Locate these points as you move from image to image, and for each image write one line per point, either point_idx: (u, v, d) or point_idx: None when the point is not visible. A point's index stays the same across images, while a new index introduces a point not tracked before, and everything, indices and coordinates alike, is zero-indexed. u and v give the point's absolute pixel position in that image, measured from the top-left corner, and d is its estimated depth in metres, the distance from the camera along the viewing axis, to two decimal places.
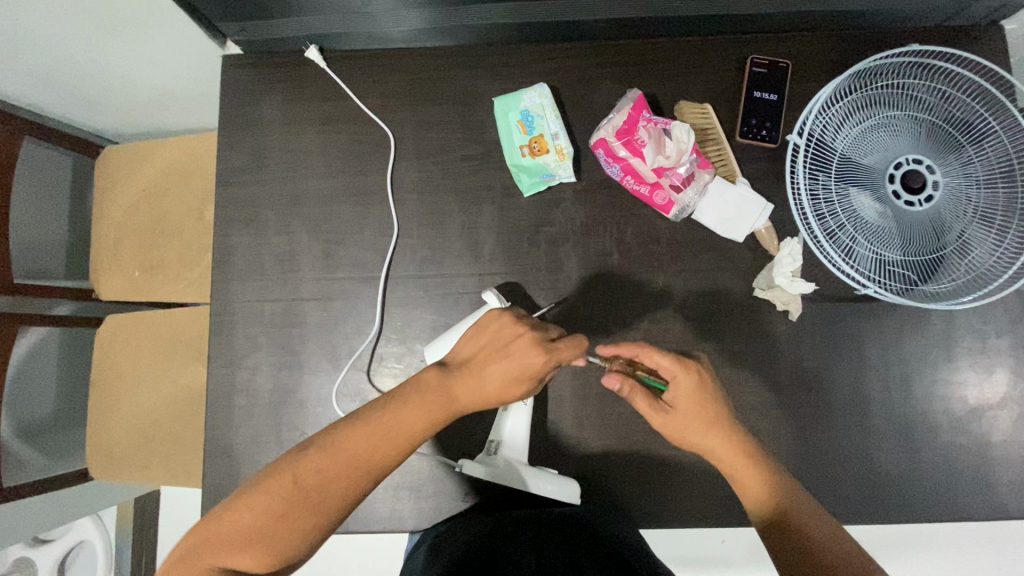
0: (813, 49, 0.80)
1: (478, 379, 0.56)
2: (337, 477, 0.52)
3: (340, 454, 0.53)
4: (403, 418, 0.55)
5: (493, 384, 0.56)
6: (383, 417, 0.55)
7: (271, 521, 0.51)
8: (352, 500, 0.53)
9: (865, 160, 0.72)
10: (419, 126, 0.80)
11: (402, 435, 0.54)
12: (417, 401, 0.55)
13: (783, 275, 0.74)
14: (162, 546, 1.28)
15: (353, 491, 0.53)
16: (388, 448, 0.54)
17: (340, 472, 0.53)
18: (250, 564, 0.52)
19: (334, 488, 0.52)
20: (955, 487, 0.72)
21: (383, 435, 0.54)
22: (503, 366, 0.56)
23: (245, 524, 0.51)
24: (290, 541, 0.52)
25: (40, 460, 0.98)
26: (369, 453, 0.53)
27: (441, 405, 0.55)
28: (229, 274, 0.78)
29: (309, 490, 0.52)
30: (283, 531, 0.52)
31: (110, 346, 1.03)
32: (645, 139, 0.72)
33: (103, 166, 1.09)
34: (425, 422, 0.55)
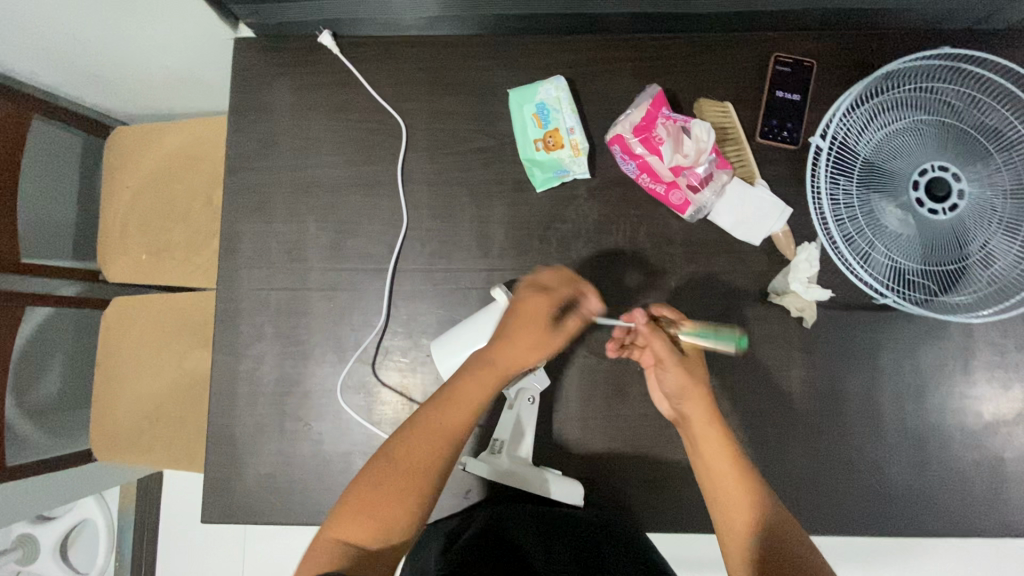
0: (839, 49, 0.77)
1: (516, 341, 0.60)
2: (435, 440, 0.56)
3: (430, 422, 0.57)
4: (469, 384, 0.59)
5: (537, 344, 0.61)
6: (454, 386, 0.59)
7: (385, 492, 0.53)
8: (449, 461, 0.57)
9: (889, 166, 0.70)
10: (431, 116, 0.78)
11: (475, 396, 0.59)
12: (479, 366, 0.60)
13: (800, 281, 0.71)
14: (162, 527, 1.28)
15: (448, 452, 0.57)
16: (464, 408, 0.58)
17: (432, 435, 0.56)
18: (367, 537, 0.52)
19: (433, 450, 0.56)
20: (968, 502, 0.71)
21: (460, 403, 0.58)
22: (532, 324, 0.61)
23: (364, 501, 0.53)
24: (405, 509, 0.53)
25: (44, 439, 0.99)
26: (455, 416, 0.57)
27: (489, 366, 0.60)
28: (235, 261, 0.77)
29: (413, 455, 0.55)
30: (400, 498, 0.53)
31: (116, 328, 1.03)
32: (663, 137, 0.70)
33: (113, 147, 1.08)
34: (490, 387, 0.60)
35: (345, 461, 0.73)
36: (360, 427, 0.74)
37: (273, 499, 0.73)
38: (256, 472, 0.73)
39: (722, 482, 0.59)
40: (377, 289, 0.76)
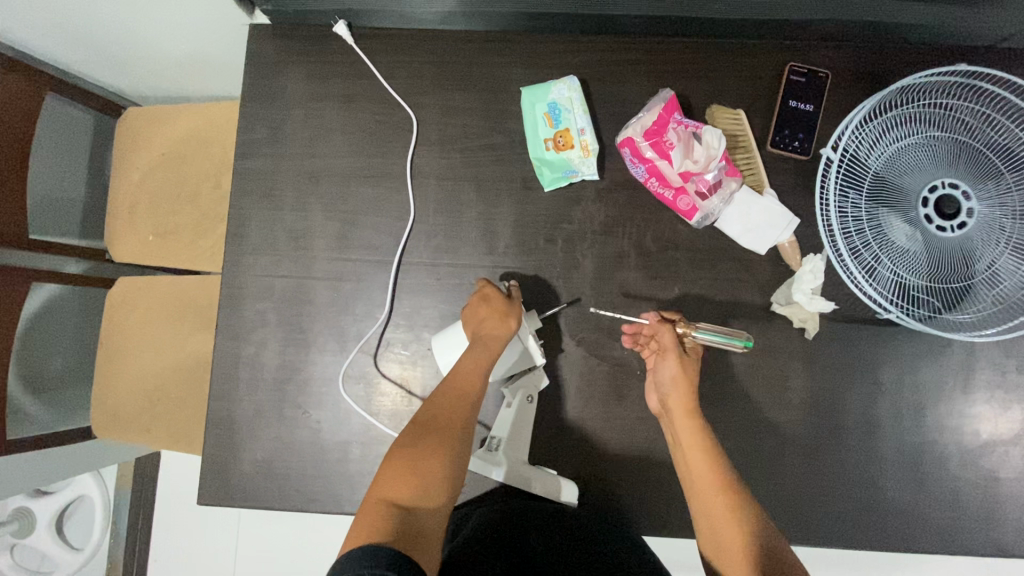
0: (855, 61, 0.77)
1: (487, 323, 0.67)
2: (452, 403, 0.62)
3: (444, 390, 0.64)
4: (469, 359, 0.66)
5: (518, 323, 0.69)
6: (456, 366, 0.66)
7: (418, 451, 0.57)
8: (469, 420, 0.62)
9: (900, 180, 0.70)
10: (443, 111, 0.78)
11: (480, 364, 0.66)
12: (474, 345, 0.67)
13: (803, 293, 0.72)
14: (158, 507, 1.29)
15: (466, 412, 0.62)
16: (469, 380, 0.64)
17: (450, 400, 0.62)
18: (411, 499, 0.54)
19: (452, 412, 0.62)
20: (963, 520, 0.71)
21: (462, 374, 0.64)
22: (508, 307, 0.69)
23: (400, 466, 0.56)
24: (440, 464, 0.57)
25: (46, 414, 1.00)
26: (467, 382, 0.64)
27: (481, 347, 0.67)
28: (241, 247, 0.78)
29: (435, 418, 0.61)
30: (432, 454, 0.57)
31: (120, 308, 1.04)
32: (674, 142, 0.70)
33: (124, 127, 1.08)
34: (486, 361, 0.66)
35: (343, 450, 0.74)
36: (359, 418, 0.74)
37: (270, 484, 0.73)
38: (254, 457, 0.74)
39: (711, 495, 0.59)
40: (381, 280, 0.77)
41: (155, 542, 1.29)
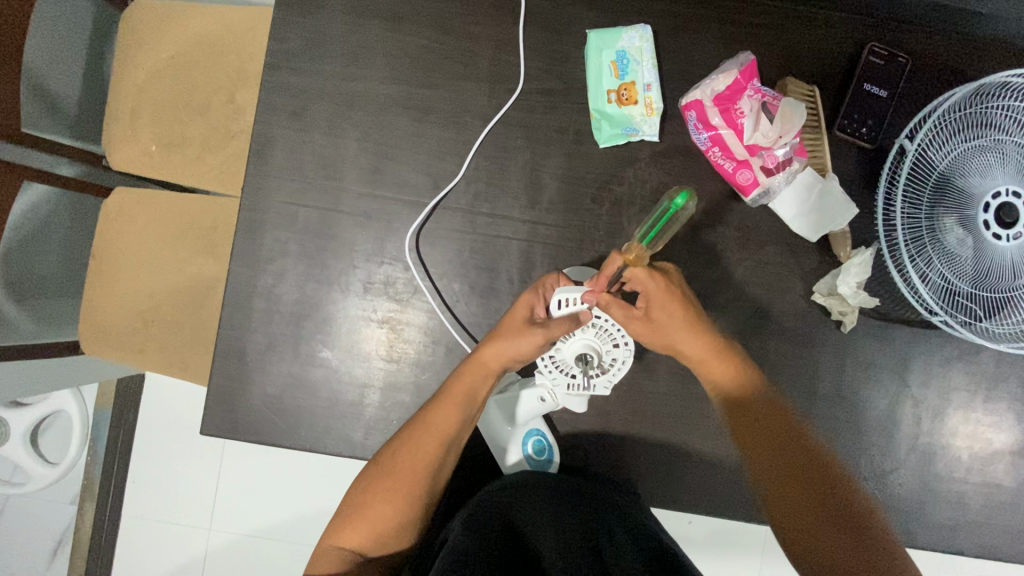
0: (938, 49, 0.72)
1: (504, 347, 0.62)
2: (420, 446, 0.60)
3: (415, 426, 0.61)
4: (453, 390, 0.62)
5: (525, 353, 0.62)
6: (439, 394, 0.63)
7: (374, 493, 0.60)
8: (437, 466, 0.61)
9: (966, 181, 0.66)
10: (498, 46, 0.72)
11: (461, 399, 0.62)
12: (464, 371, 0.63)
13: (848, 284, 0.69)
14: (139, 430, 1.25)
15: (434, 457, 0.61)
16: (452, 415, 0.61)
17: (417, 445, 0.61)
18: (360, 541, 0.59)
19: (419, 458, 0.60)
20: (966, 524, 0.72)
21: (439, 411, 0.61)
22: (514, 334, 0.62)
23: (358, 510, 0.60)
24: (394, 515, 0.60)
25: (30, 325, 0.93)
26: (442, 422, 0.61)
27: (479, 375, 0.63)
28: (265, 168, 0.72)
29: (398, 464, 0.60)
30: (386, 505, 0.59)
31: (117, 221, 0.97)
32: (746, 111, 0.66)
33: (131, 23, 0.98)
34: (474, 391, 0.62)
35: (358, 395, 0.70)
36: (377, 363, 0.71)
37: (276, 422, 0.70)
38: (264, 392, 0.70)
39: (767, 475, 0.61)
40: (411, 224, 0.72)
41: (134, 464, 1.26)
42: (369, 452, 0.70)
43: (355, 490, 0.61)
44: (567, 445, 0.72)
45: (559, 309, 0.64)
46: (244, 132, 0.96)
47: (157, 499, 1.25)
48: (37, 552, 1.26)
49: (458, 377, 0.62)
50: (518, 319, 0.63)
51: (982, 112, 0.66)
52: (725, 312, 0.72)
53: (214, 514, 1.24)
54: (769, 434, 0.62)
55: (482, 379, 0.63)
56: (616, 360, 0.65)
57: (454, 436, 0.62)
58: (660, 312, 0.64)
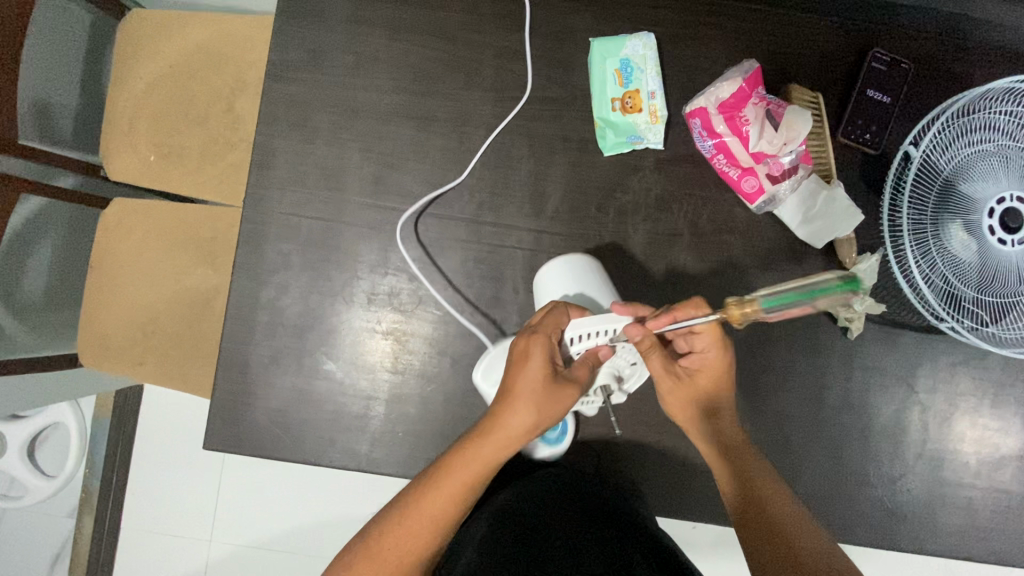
0: (939, 55, 0.72)
1: (514, 419, 0.57)
2: (410, 530, 0.56)
3: (409, 505, 0.57)
4: (455, 470, 0.57)
5: (534, 424, 0.57)
6: (436, 471, 0.58)
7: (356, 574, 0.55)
8: (429, 549, 0.57)
9: (970, 186, 0.66)
10: (501, 55, 0.72)
11: (463, 483, 0.57)
12: (472, 452, 0.57)
13: (854, 292, 0.67)
14: (138, 442, 1.24)
15: (427, 545, 0.57)
16: (452, 498, 0.57)
17: (409, 527, 0.56)
18: None
19: (409, 543, 0.56)
20: (976, 530, 0.71)
21: (437, 489, 0.56)
22: (523, 406, 0.56)
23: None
24: None
25: (29, 338, 0.93)
26: (437, 505, 0.57)
27: (485, 458, 0.57)
28: (267, 179, 0.71)
29: (385, 544, 0.56)
30: None
31: (114, 232, 0.96)
32: (751, 119, 0.65)
33: (129, 33, 0.98)
34: (479, 473, 0.57)
35: (363, 408, 0.70)
36: (383, 375, 0.70)
37: (281, 435, 0.69)
38: (267, 406, 0.69)
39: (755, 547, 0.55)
40: (413, 207, 0.71)
41: (133, 477, 1.24)
42: (374, 465, 0.69)
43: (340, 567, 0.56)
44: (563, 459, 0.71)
45: (575, 346, 0.60)
46: (244, 141, 0.96)
47: (157, 512, 1.24)
48: (35, 567, 1.24)
49: (460, 457, 0.57)
50: (531, 386, 0.57)
51: (987, 117, 0.66)
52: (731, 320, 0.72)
53: (214, 526, 1.23)
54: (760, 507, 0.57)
55: (491, 462, 0.57)
56: (633, 374, 0.65)
57: (452, 518, 0.57)
58: (703, 378, 0.64)
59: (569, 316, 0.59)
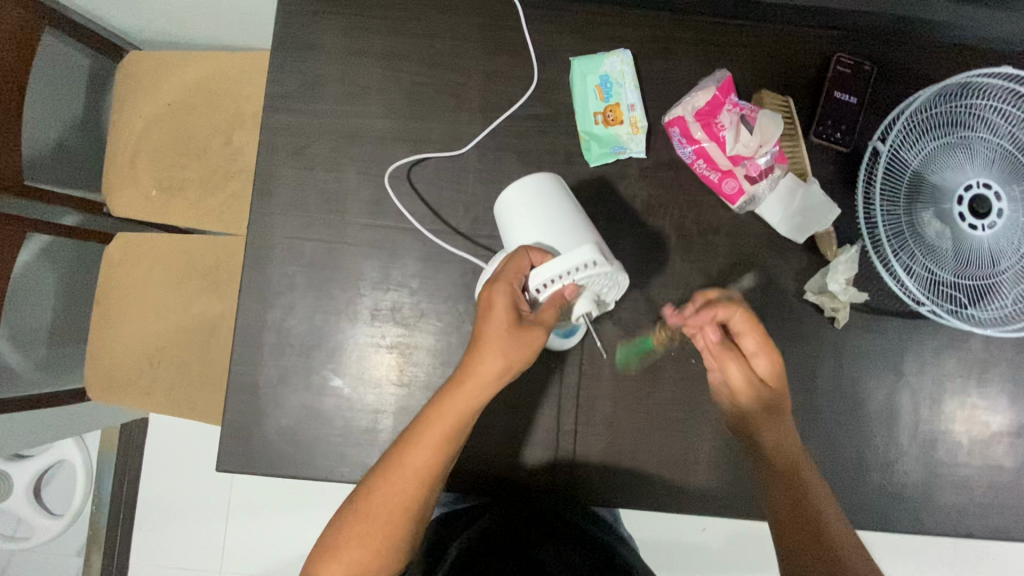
0: (898, 56, 0.77)
1: (484, 365, 0.59)
2: (398, 485, 0.60)
3: (396, 463, 0.60)
4: (436, 422, 0.60)
5: (503, 369, 0.60)
6: (419, 426, 0.61)
7: (358, 530, 0.59)
8: (417, 502, 0.60)
9: (938, 177, 0.70)
10: (487, 77, 0.76)
11: (443, 434, 0.60)
12: (449, 401, 0.60)
13: (837, 282, 0.71)
14: (145, 474, 1.25)
15: (415, 496, 0.60)
16: (433, 449, 0.60)
17: (396, 481, 0.60)
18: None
19: (396, 497, 0.60)
20: (973, 507, 0.73)
21: (419, 442, 0.60)
22: (491, 350, 0.59)
23: (332, 549, 0.60)
24: (370, 558, 0.59)
25: (36, 374, 0.94)
26: (421, 460, 0.60)
27: (462, 406, 0.60)
28: (270, 206, 0.74)
29: (375, 501, 0.60)
30: (358, 547, 0.59)
31: (118, 266, 0.99)
32: (726, 124, 0.69)
33: (127, 74, 1.01)
34: (458, 422, 0.60)
35: (371, 421, 0.72)
36: (389, 388, 0.72)
37: (292, 452, 0.71)
38: (278, 424, 0.71)
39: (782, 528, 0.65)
40: (433, 200, 0.75)
41: (141, 510, 1.24)
42: None
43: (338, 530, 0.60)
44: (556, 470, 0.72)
45: (541, 291, 0.60)
46: (243, 172, 0.99)
47: (167, 544, 1.23)
48: None
49: (439, 410, 0.60)
50: (497, 333, 0.59)
51: (949, 111, 0.70)
52: None
53: (226, 555, 1.22)
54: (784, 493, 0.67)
55: (466, 408, 0.60)
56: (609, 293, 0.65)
57: (436, 469, 0.60)
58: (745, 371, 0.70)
59: (531, 263, 0.60)
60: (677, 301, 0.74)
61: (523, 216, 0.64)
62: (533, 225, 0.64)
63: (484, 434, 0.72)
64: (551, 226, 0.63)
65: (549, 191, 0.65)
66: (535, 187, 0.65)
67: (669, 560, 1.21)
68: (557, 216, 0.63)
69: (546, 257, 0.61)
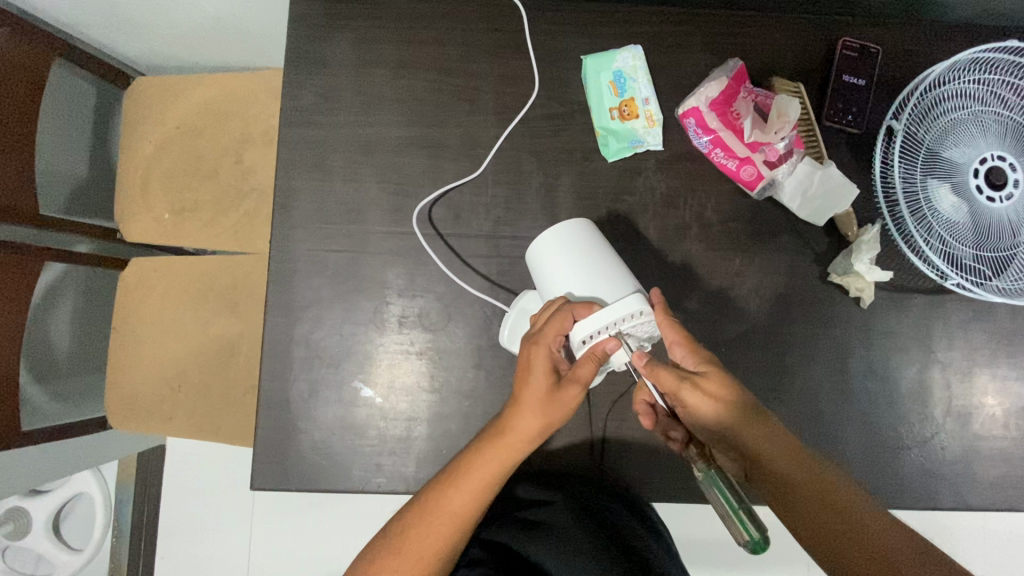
0: (903, 38, 0.78)
1: (524, 416, 0.60)
2: (434, 527, 0.59)
3: (434, 503, 0.59)
4: (477, 469, 0.59)
5: (539, 428, 0.60)
6: (460, 472, 0.60)
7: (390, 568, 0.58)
8: (453, 547, 0.59)
9: (954, 152, 0.70)
10: (500, 80, 0.76)
11: (485, 482, 0.59)
12: (492, 454, 0.59)
13: (862, 262, 0.71)
14: (166, 502, 1.23)
15: (448, 544, 0.59)
16: (472, 497, 0.59)
17: (432, 522, 0.59)
18: None
19: (431, 541, 0.59)
20: (1012, 480, 0.73)
21: (455, 491, 0.59)
22: (531, 409, 0.60)
23: None
24: None
25: (55, 406, 0.93)
26: (459, 504, 0.59)
27: (503, 458, 0.60)
28: (291, 220, 0.74)
29: (410, 540, 0.59)
30: None
31: (134, 293, 0.98)
32: (743, 113, 0.70)
33: (134, 100, 1.01)
34: (498, 474, 0.60)
35: (405, 429, 0.71)
36: (421, 395, 0.72)
37: (328, 467, 0.70)
38: (312, 439, 0.70)
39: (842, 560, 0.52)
40: (454, 203, 0.75)
41: (164, 540, 1.22)
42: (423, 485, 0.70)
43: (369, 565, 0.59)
44: (591, 469, 0.72)
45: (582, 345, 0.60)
46: (256, 190, 1.00)
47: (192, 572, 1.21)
48: None
49: (481, 456, 0.60)
50: (536, 391, 0.60)
51: (958, 87, 0.71)
52: (749, 304, 0.75)
53: None
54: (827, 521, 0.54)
55: (506, 456, 0.60)
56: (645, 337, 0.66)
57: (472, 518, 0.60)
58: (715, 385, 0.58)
59: (574, 318, 0.59)
60: (702, 292, 0.75)
61: (555, 250, 0.64)
62: (572, 269, 0.63)
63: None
64: (589, 268, 0.63)
65: (585, 235, 0.65)
66: (577, 231, 0.64)
67: (702, 556, 1.20)
68: (595, 261, 0.63)
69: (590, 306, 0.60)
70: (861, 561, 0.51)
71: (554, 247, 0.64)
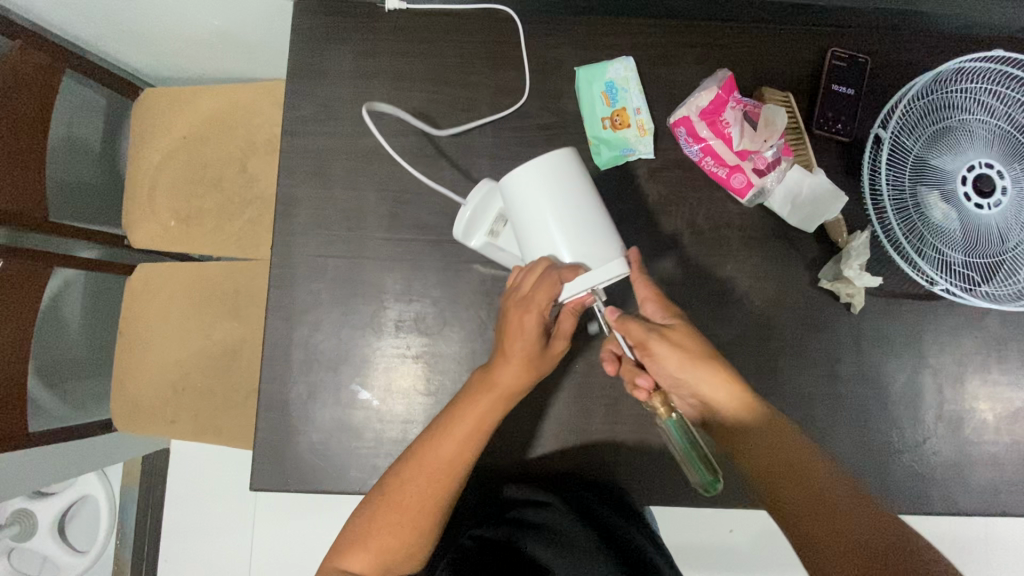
0: (892, 48, 0.79)
1: (508, 367, 0.63)
2: (426, 478, 0.62)
3: (424, 455, 0.63)
4: (464, 422, 0.63)
5: (524, 380, 0.64)
6: (448, 425, 0.63)
7: (385, 522, 0.62)
8: (445, 496, 0.63)
9: (942, 160, 0.71)
10: (495, 90, 0.78)
11: (473, 433, 0.63)
12: (478, 403, 0.63)
13: (852, 269, 0.72)
14: (170, 505, 1.25)
15: (442, 493, 0.63)
16: (461, 447, 0.63)
17: (423, 474, 0.62)
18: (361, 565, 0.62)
19: (423, 490, 0.62)
20: (1004, 484, 0.74)
21: (444, 442, 0.63)
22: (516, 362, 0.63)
23: (360, 538, 0.63)
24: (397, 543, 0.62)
25: (62, 409, 0.95)
26: (449, 453, 0.63)
27: (489, 409, 0.63)
28: (291, 226, 0.76)
29: (404, 492, 0.62)
30: (389, 537, 0.62)
31: (140, 298, 1.00)
32: (731, 122, 0.72)
33: (141, 110, 1.04)
34: (484, 423, 0.63)
35: (402, 431, 0.73)
36: (417, 398, 0.73)
37: (325, 467, 0.71)
38: (310, 440, 0.72)
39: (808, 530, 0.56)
40: (450, 210, 0.77)
41: (167, 541, 1.24)
42: None
43: (364, 521, 0.63)
44: (584, 472, 0.73)
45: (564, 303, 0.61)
46: (259, 197, 1.02)
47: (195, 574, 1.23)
48: None
49: (467, 409, 0.63)
50: (521, 346, 0.62)
51: (944, 96, 0.72)
52: (740, 309, 0.76)
53: None
54: (797, 492, 0.58)
55: (493, 407, 0.64)
56: None
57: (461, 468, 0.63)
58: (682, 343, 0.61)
59: (562, 280, 0.59)
60: (694, 297, 0.76)
61: (537, 182, 0.60)
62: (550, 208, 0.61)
63: (513, 436, 0.73)
64: (570, 212, 0.61)
65: (569, 172, 0.61)
66: (563, 171, 0.61)
67: (700, 561, 1.20)
68: (577, 207, 0.61)
69: (575, 271, 0.59)
70: (826, 535, 0.55)
71: (535, 185, 0.60)
